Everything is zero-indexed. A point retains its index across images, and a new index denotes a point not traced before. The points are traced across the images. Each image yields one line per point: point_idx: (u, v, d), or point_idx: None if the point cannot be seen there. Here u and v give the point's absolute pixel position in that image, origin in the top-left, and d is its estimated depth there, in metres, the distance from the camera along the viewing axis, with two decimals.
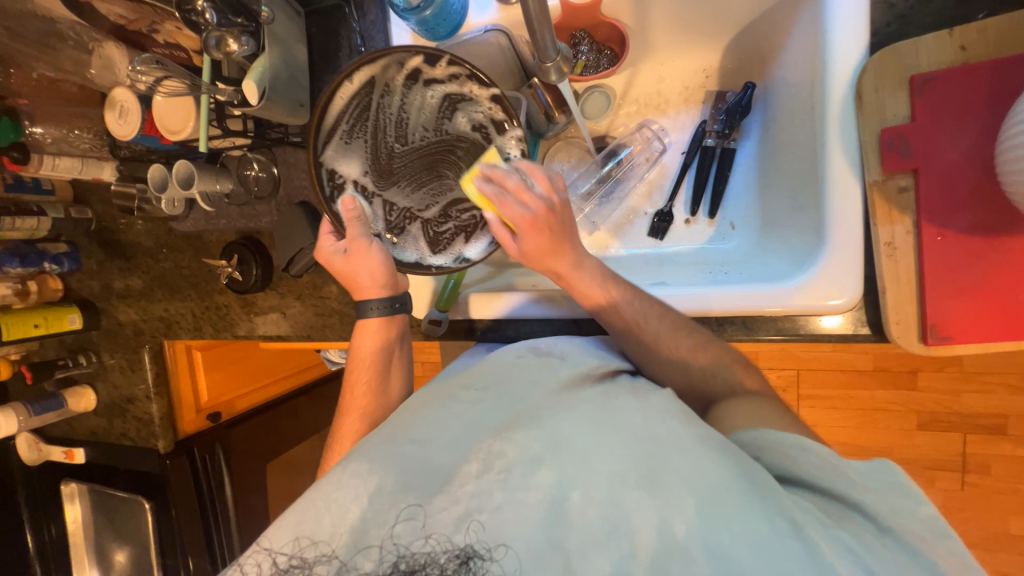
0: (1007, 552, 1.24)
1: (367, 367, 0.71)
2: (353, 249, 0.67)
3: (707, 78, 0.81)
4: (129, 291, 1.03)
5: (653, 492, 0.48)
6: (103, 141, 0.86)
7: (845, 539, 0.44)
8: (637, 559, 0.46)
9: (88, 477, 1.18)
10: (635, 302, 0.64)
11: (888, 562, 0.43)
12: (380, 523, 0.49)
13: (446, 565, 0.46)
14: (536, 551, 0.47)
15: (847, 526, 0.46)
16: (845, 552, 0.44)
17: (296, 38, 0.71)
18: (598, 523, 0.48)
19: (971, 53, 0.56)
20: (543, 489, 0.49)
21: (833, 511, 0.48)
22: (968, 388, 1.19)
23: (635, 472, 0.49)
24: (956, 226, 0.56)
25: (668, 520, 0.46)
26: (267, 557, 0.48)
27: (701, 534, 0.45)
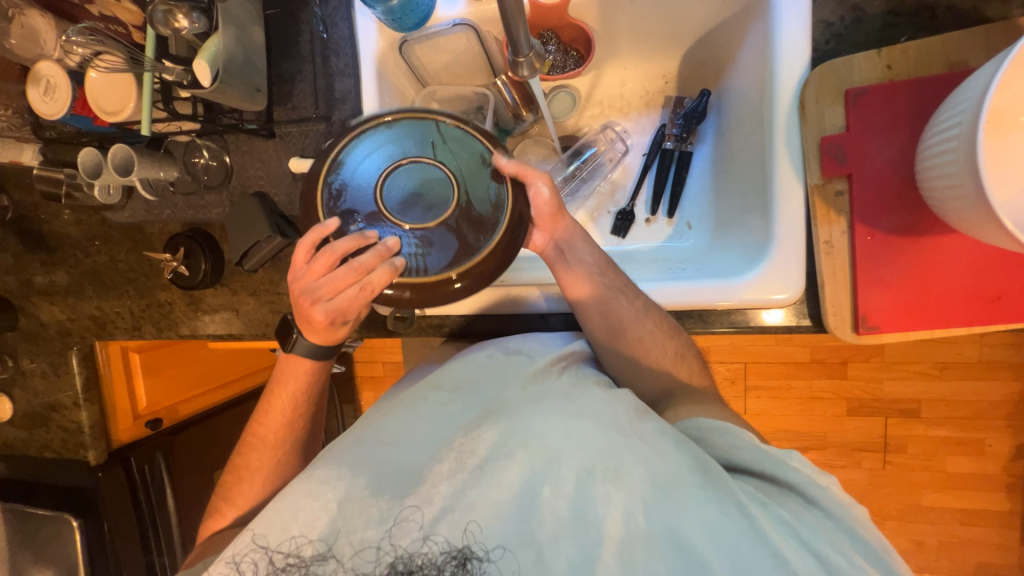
0: (920, 522, 1.39)
1: (298, 404, 0.70)
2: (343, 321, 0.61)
3: (666, 84, 0.85)
4: (53, 288, 0.93)
5: (617, 482, 0.50)
6: (24, 120, 0.78)
7: (782, 513, 0.48)
8: (605, 547, 0.48)
9: (4, 495, 1.06)
10: (630, 300, 0.65)
11: (818, 530, 0.47)
12: (352, 531, 0.50)
13: (443, 565, 0.48)
14: (516, 542, 0.48)
15: (782, 503, 0.49)
16: (781, 526, 0.47)
17: (251, 19, 0.67)
18: (568, 515, 0.49)
19: (896, 72, 0.62)
20: (514, 484, 0.51)
21: (774, 488, 0.51)
22: (889, 376, 1.32)
23: (600, 464, 0.51)
24: (883, 228, 0.62)
25: (632, 509, 0.49)
26: (262, 555, 0.50)
27: (659, 521, 0.48)
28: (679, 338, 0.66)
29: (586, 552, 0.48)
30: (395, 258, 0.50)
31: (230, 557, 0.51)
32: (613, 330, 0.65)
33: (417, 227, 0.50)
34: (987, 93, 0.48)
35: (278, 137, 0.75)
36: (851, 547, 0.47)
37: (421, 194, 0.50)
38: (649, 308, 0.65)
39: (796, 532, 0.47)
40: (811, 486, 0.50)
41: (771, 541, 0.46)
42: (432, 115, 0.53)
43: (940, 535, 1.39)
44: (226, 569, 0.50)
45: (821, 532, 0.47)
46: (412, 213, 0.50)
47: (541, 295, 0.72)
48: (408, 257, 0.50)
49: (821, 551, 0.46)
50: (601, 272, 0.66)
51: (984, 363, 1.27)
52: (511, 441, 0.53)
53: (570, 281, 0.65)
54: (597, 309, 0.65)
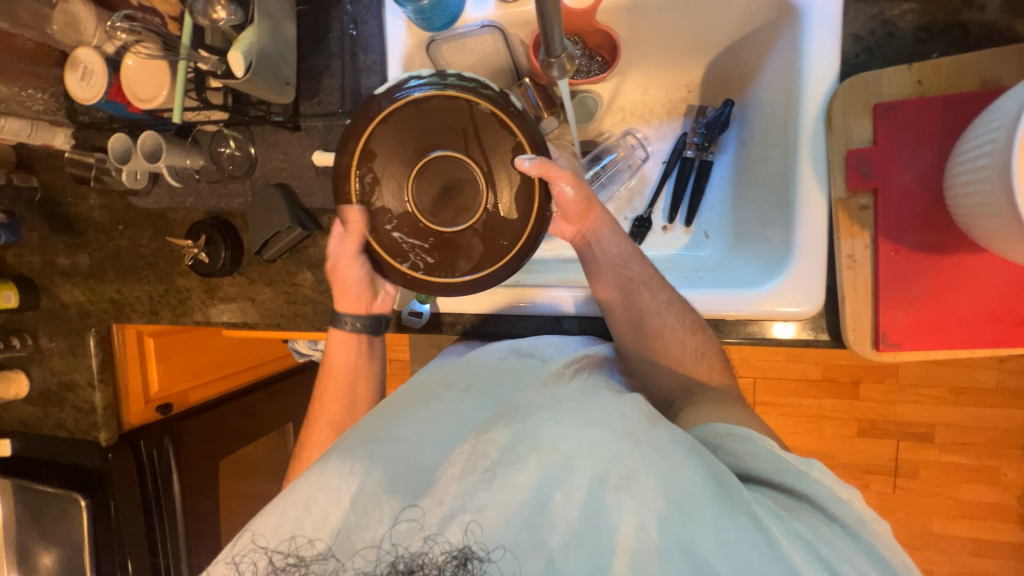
0: (929, 550, 1.36)
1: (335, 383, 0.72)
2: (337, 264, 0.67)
3: (689, 93, 0.85)
4: (75, 270, 0.95)
5: (630, 492, 0.49)
6: (59, 104, 0.80)
7: (799, 529, 0.46)
8: (617, 557, 0.47)
9: (15, 471, 1.08)
10: (658, 294, 0.66)
11: (837, 549, 0.46)
12: (362, 529, 0.49)
13: (443, 565, 0.46)
14: (520, 545, 0.47)
15: (801, 518, 0.48)
16: (799, 542, 0.45)
17: (285, 14, 0.68)
18: (578, 523, 0.48)
19: (926, 87, 0.61)
20: (527, 488, 0.50)
21: (790, 500, 0.50)
22: (903, 398, 1.30)
23: (614, 471, 0.50)
24: (908, 244, 0.62)
25: (645, 520, 0.48)
26: (262, 556, 0.49)
27: (672, 533, 0.47)
28: (702, 335, 0.65)
29: (599, 561, 0.47)
30: (427, 257, 0.55)
31: (230, 557, 0.49)
32: (638, 326, 0.66)
33: (447, 231, 0.53)
34: (1021, 111, 0.47)
35: (303, 130, 0.76)
36: (871, 569, 0.45)
37: (453, 197, 0.53)
38: (672, 302, 0.65)
39: (812, 546, 0.45)
40: (830, 500, 0.49)
41: (785, 555, 0.44)
42: (468, 92, 0.52)
43: (950, 564, 1.36)
44: (223, 569, 0.49)
45: (838, 550, 0.46)
46: (443, 216, 0.53)
47: (571, 295, 0.71)
48: (440, 256, 0.54)
49: (839, 570, 0.44)
50: (626, 268, 0.67)
51: (1002, 389, 1.24)
52: (523, 445, 0.52)
53: (598, 279, 0.68)
54: (623, 304, 0.66)
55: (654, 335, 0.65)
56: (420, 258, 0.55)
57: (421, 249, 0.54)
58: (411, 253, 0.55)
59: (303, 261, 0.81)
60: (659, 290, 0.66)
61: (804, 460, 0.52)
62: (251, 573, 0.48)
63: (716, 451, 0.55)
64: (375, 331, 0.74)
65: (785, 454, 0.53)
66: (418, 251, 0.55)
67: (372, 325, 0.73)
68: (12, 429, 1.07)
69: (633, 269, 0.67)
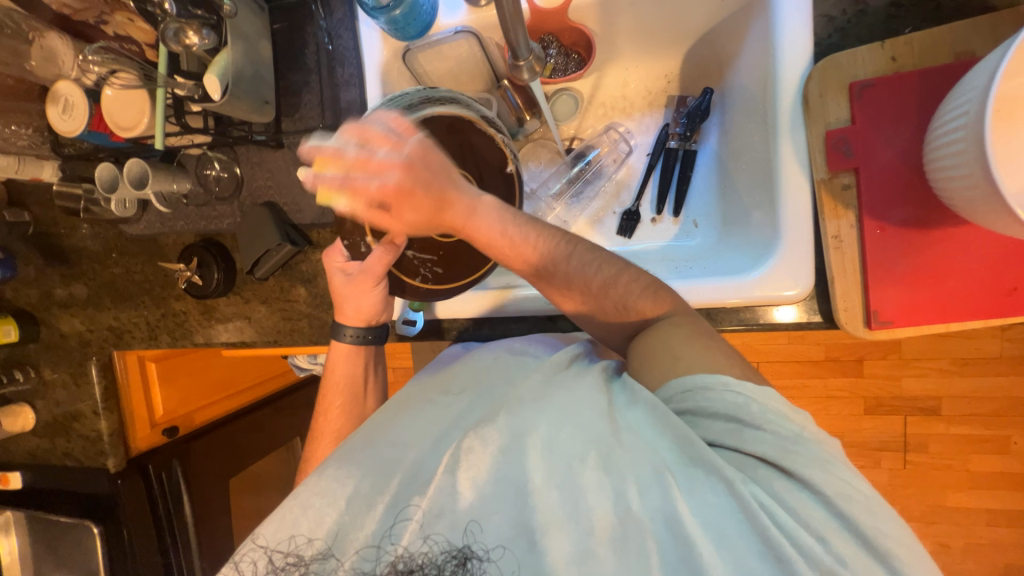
0: (945, 523, 1.36)
1: (339, 391, 0.73)
2: (356, 283, 0.67)
3: (668, 83, 0.85)
4: (72, 300, 0.96)
5: (609, 470, 0.49)
6: (44, 138, 0.80)
7: (760, 493, 0.46)
8: (597, 536, 0.47)
9: (27, 503, 1.09)
10: (596, 274, 0.63)
11: (797, 513, 0.45)
12: (358, 528, 0.51)
13: (444, 565, 0.48)
14: (512, 537, 0.48)
15: (760, 480, 0.47)
16: (759, 504, 0.45)
17: (259, 33, 0.68)
18: (560, 506, 0.48)
19: (902, 63, 0.61)
20: (507, 476, 0.50)
21: (755, 462, 0.48)
22: (907, 373, 1.29)
23: (593, 452, 0.50)
24: (892, 220, 0.62)
25: (625, 495, 0.48)
26: (262, 555, 0.50)
27: (650, 506, 0.47)
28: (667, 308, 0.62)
29: (582, 544, 0.47)
30: (434, 268, 0.66)
31: (232, 557, 0.51)
32: (606, 312, 0.64)
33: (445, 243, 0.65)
34: (993, 83, 0.47)
35: (286, 147, 0.77)
36: (834, 532, 0.44)
37: None
38: (615, 279, 0.63)
39: (771, 511, 0.45)
40: (792, 455, 0.47)
41: (755, 517, 0.45)
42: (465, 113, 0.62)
43: (966, 537, 1.36)
44: (227, 569, 0.51)
45: (799, 515, 0.45)
46: (439, 230, 0.65)
47: None
48: (443, 265, 0.65)
49: (801, 540, 0.44)
50: (572, 254, 0.63)
51: (1005, 358, 1.24)
52: (505, 436, 0.52)
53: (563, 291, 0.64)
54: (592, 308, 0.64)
55: (623, 313, 0.62)
56: (428, 270, 0.66)
57: (428, 263, 0.65)
58: (422, 268, 0.66)
59: (296, 277, 0.81)
60: (607, 270, 0.63)
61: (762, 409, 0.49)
62: (251, 572, 0.49)
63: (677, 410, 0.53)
64: (382, 341, 0.75)
65: (740, 390, 0.50)
66: (428, 265, 0.66)
67: (375, 337, 0.74)
68: (21, 462, 1.07)
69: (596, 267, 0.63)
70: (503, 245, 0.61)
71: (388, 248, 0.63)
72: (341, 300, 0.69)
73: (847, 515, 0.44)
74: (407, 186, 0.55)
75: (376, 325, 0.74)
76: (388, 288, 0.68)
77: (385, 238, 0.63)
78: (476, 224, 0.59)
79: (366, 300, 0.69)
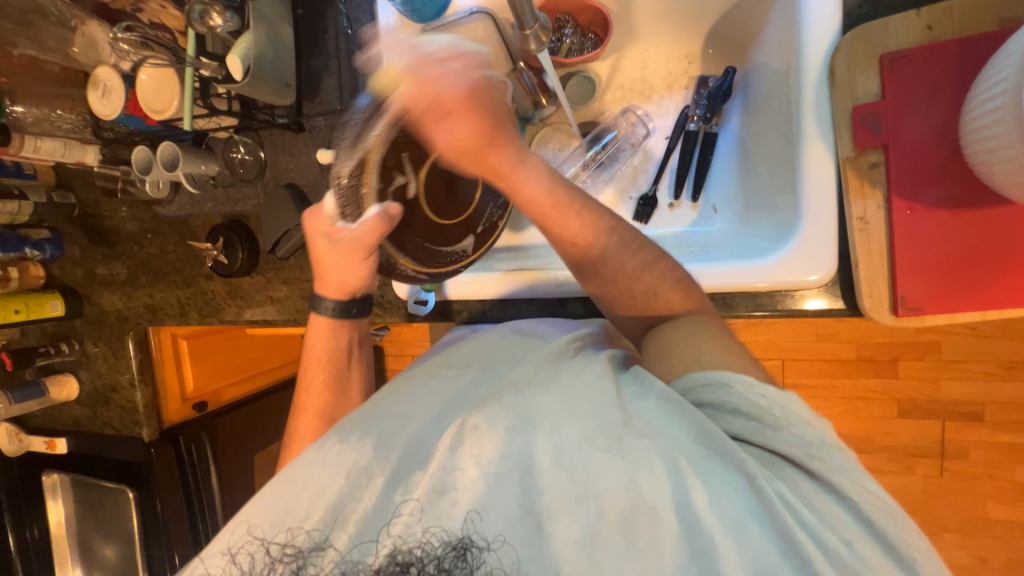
0: (986, 536, 1.28)
1: (323, 365, 0.72)
2: (342, 249, 0.64)
3: (690, 64, 0.82)
4: (113, 279, 1.02)
5: (621, 456, 0.48)
6: (86, 122, 0.85)
7: (783, 491, 0.45)
8: (605, 520, 0.47)
9: (72, 467, 1.17)
10: (632, 259, 0.62)
11: (819, 511, 0.45)
12: (357, 500, 0.51)
13: (443, 556, 0.47)
14: (512, 522, 0.47)
15: (784, 476, 0.47)
16: (784, 505, 0.45)
17: (281, 17, 0.70)
18: (568, 488, 0.48)
19: (938, 32, 0.58)
20: (515, 457, 0.50)
21: (776, 461, 0.48)
22: (947, 376, 1.22)
23: (604, 436, 0.50)
24: (925, 200, 0.58)
25: (637, 481, 0.47)
26: (259, 547, 0.49)
27: (665, 495, 0.46)
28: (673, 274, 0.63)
29: (588, 528, 0.47)
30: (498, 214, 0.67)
31: (226, 548, 0.50)
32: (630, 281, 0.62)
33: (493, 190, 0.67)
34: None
35: (307, 130, 0.79)
36: (857, 536, 0.44)
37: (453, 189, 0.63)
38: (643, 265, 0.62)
39: (795, 508, 0.45)
40: (815, 457, 0.46)
41: (774, 511, 0.44)
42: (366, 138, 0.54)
43: (1008, 551, 1.27)
44: (217, 564, 0.49)
45: (824, 518, 0.45)
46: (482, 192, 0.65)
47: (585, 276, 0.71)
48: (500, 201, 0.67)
49: (825, 540, 0.44)
50: (601, 216, 0.62)
51: None
52: (514, 415, 0.53)
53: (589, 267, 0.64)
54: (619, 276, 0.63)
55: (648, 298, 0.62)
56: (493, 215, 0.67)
57: (492, 207, 0.67)
58: (488, 218, 0.66)
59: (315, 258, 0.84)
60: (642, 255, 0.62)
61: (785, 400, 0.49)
62: (247, 568, 0.48)
63: (699, 405, 0.52)
64: (363, 312, 0.74)
65: (761, 393, 0.49)
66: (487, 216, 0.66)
67: (359, 309, 0.73)
68: (66, 429, 1.14)
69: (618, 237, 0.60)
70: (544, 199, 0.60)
71: (381, 217, 0.57)
72: (326, 268, 0.68)
73: (870, 520, 0.44)
74: (471, 109, 0.59)
75: (359, 298, 0.73)
76: (376, 261, 0.65)
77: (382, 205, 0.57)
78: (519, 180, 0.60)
79: (352, 273, 0.67)
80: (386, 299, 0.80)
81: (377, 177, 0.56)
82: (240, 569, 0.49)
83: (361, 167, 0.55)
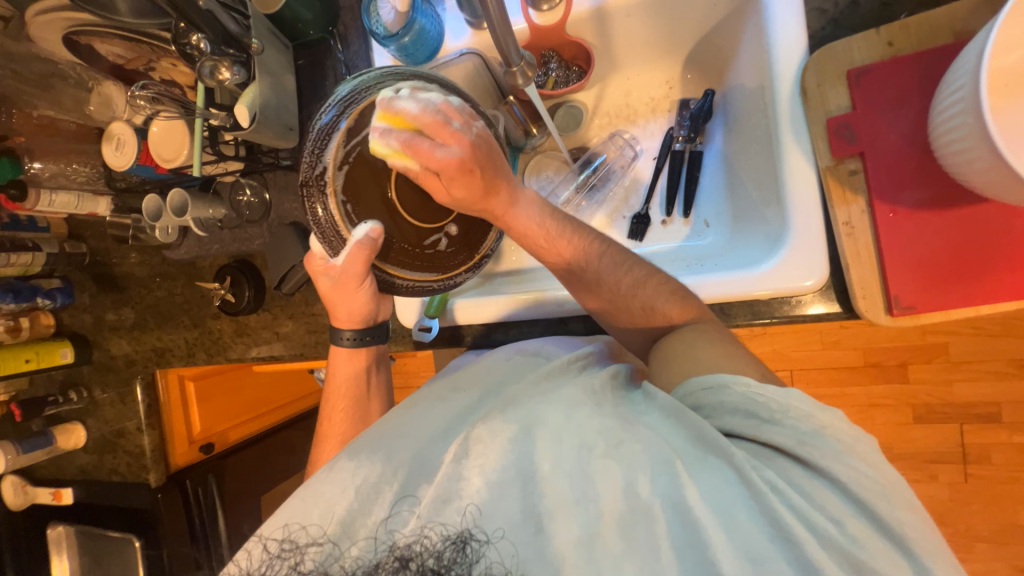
0: (1018, 544, 1.23)
1: (344, 395, 0.73)
2: (342, 284, 0.65)
3: (671, 89, 0.87)
4: (121, 323, 1.03)
5: (618, 458, 0.49)
6: (99, 174, 0.89)
7: (774, 479, 0.45)
8: (603, 522, 0.46)
9: (78, 518, 1.15)
10: (627, 274, 0.64)
11: (811, 496, 0.45)
12: (366, 514, 0.50)
13: (442, 549, 0.47)
14: (514, 525, 0.47)
15: (775, 466, 0.47)
16: (772, 491, 0.44)
17: (283, 68, 0.74)
18: (568, 491, 0.48)
19: (898, 47, 0.61)
20: (517, 462, 0.50)
21: (767, 454, 0.48)
22: (959, 377, 1.21)
23: (601, 441, 0.50)
24: (905, 202, 0.60)
25: (632, 480, 0.47)
26: (257, 544, 0.50)
27: (660, 491, 0.47)
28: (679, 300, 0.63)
29: (588, 528, 0.46)
30: None
31: None
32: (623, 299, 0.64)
33: None
34: (983, 60, 0.48)
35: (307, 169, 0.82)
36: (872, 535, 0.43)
37: (424, 181, 0.56)
38: (642, 279, 0.64)
39: (783, 495, 0.44)
40: (802, 445, 0.46)
41: (766, 502, 0.44)
42: (391, 272, 0.58)
43: None
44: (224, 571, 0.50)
45: (815, 501, 0.45)
46: None
47: None
48: None
49: (814, 521, 0.43)
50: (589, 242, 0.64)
51: None
52: (513, 425, 0.53)
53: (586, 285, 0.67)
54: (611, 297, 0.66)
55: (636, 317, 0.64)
56: None
57: None
58: None
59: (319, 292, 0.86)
60: (636, 272, 0.64)
61: (779, 401, 0.48)
62: (246, 562, 0.49)
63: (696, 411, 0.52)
64: (380, 339, 0.75)
65: (758, 394, 0.49)
66: None
67: (375, 337, 0.75)
68: (71, 478, 1.13)
69: (608, 252, 0.65)
70: (538, 233, 0.62)
71: (368, 243, 0.54)
72: (332, 304, 0.70)
73: (866, 506, 0.44)
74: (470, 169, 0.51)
75: (373, 325, 0.75)
76: (375, 285, 0.67)
77: (361, 232, 0.53)
78: (516, 214, 0.59)
79: (357, 302, 0.69)
80: (391, 328, 0.81)
81: (428, 269, 0.57)
82: (238, 567, 0.49)
83: (413, 281, 0.58)
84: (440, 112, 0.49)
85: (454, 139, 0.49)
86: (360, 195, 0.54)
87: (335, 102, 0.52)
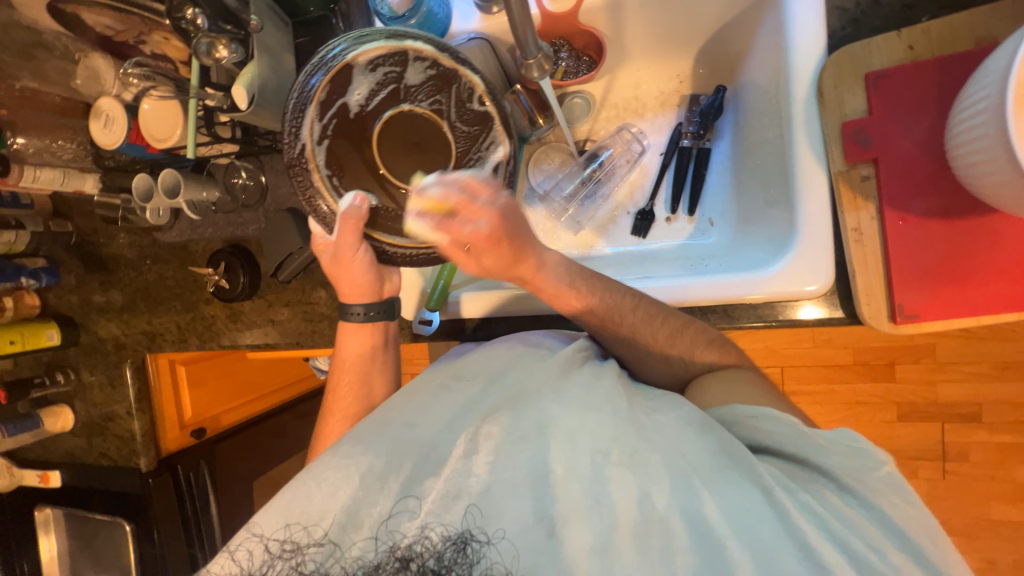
0: (991, 537, 1.28)
1: (351, 365, 0.73)
2: (340, 258, 0.64)
3: (681, 83, 0.85)
4: (109, 306, 1.01)
5: (633, 467, 0.49)
6: (87, 151, 0.84)
7: (808, 501, 0.47)
8: (618, 531, 0.47)
9: (66, 501, 1.14)
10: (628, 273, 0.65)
11: (851, 522, 0.47)
12: (371, 504, 0.50)
13: (443, 550, 0.47)
14: (522, 526, 0.48)
15: (811, 489, 0.49)
16: (805, 513, 0.47)
17: (283, 46, 0.70)
18: (583, 497, 0.49)
19: (918, 51, 0.60)
20: (530, 465, 0.51)
21: (803, 473, 0.50)
22: (944, 377, 1.24)
23: (617, 448, 0.50)
24: (916, 210, 0.60)
25: (648, 493, 0.48)
26: (257, 543, 0.48)
27: (677, 504, 0.48)
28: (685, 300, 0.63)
29: (602, 538, 0.47)
30: (423, 62, 0.51)
31: (226, 547, 0.49)
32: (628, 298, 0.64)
33: (393, 72, 0.51)
34: (1010, 70, 0.47)
35: None
36: (886, 544, 0.46)
37: (405, 141, 0.52)
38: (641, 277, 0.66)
39: (827, 524, 0.46)
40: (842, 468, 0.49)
41: (796, 525, 0.46)
42: (386, 241, 0.55)
43: (1015, 552, 1.28)
44: (218, 559, 0.48)
45: (853, 525, 0.46)
46: (392, 81, 0.51)
47: None
48: (402, 59, 0.51)
49: (849, 544, 0.45)
50: None
51: None
52: (525, 427, 0.53)
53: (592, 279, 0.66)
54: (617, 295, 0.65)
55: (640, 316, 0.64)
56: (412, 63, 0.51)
57: (388, 64, 0.51)
58: (417, 70, 0.51)
59: (317, 281, 0.85)
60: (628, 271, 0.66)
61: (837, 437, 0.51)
62: (247, 560, 0.47)
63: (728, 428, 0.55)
64: (389, 316, 0.72)
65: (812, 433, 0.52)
66: (419, 72, 0.51)
67: (384, 313, 0.72)
68: (58, 461, 1.11)
69: None
70: (568, 294, 0.64)
71: (354, 213, 0.52)
72: (334, 279, 0.68)
73: (903, 532, 0.46)
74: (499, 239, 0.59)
75: (380, 300, 0.72)
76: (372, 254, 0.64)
77: (347, 201, 0.52)
78: (544, 278, 0.64)
79: (357, 274, 0.67)
80: None
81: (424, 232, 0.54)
82: (238, 567, 0.47)
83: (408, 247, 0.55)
84: (465, 189, 0.53)
85: (490, 207, 0.55)
86: (343, 166, 0.52)
87: (307, 71, 0.50)
